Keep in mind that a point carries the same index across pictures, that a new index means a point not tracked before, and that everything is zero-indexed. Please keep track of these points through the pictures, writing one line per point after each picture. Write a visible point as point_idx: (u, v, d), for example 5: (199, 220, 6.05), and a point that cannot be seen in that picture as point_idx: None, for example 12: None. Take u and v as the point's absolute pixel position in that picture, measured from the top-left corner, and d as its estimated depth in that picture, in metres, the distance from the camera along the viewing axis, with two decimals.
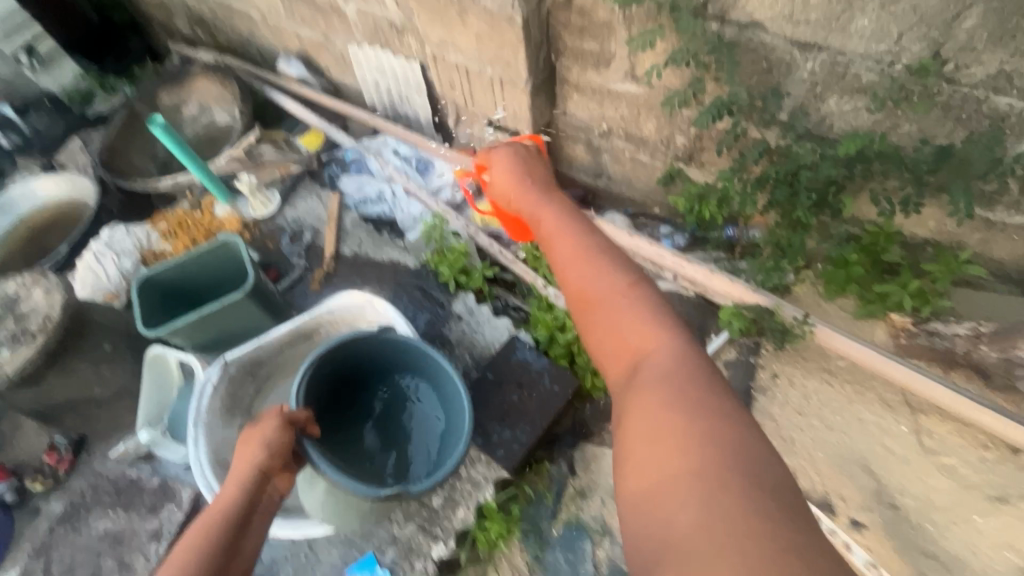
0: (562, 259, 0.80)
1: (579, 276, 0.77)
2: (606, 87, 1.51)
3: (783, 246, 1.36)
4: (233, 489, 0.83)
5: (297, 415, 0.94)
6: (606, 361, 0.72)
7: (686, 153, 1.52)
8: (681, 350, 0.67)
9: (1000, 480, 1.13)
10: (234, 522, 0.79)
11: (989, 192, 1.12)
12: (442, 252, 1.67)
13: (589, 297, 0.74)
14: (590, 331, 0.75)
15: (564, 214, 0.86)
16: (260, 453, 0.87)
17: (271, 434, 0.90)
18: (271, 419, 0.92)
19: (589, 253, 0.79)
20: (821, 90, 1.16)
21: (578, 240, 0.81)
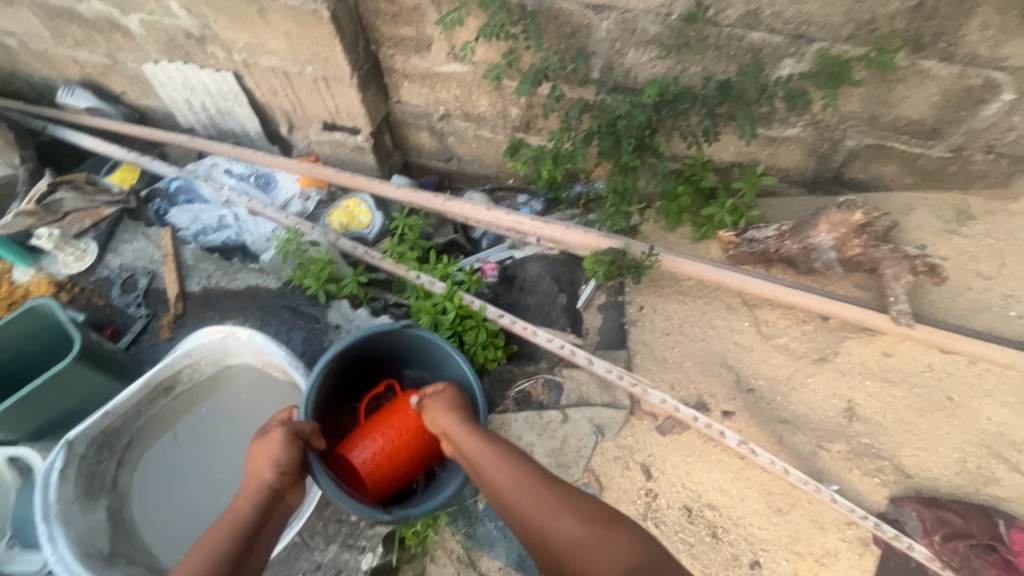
0: (516, 505, 0.86)
1: (551, 519, 0.82)
2: (433, 71, 1.53)
3: (620, 191, 1.45)
4: (247, 499, 0.92)
5: (304, 427, 1.00)
6: None
7: (523, 122, 1.59)
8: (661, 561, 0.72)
9: (821, 344, 1.37)
10: (251, 529, 0.88)
11: (765, 113, 1.33)
12: (303, 265, 1.56)
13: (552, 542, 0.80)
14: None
15: (511, 458, 0.92)
16: (270, 470, 0.94)
17: (279, 450, 0.96)
18: (275, 434, 0.97)
19: (553, 499, 0.84)
20: (620, 47, 1.29)
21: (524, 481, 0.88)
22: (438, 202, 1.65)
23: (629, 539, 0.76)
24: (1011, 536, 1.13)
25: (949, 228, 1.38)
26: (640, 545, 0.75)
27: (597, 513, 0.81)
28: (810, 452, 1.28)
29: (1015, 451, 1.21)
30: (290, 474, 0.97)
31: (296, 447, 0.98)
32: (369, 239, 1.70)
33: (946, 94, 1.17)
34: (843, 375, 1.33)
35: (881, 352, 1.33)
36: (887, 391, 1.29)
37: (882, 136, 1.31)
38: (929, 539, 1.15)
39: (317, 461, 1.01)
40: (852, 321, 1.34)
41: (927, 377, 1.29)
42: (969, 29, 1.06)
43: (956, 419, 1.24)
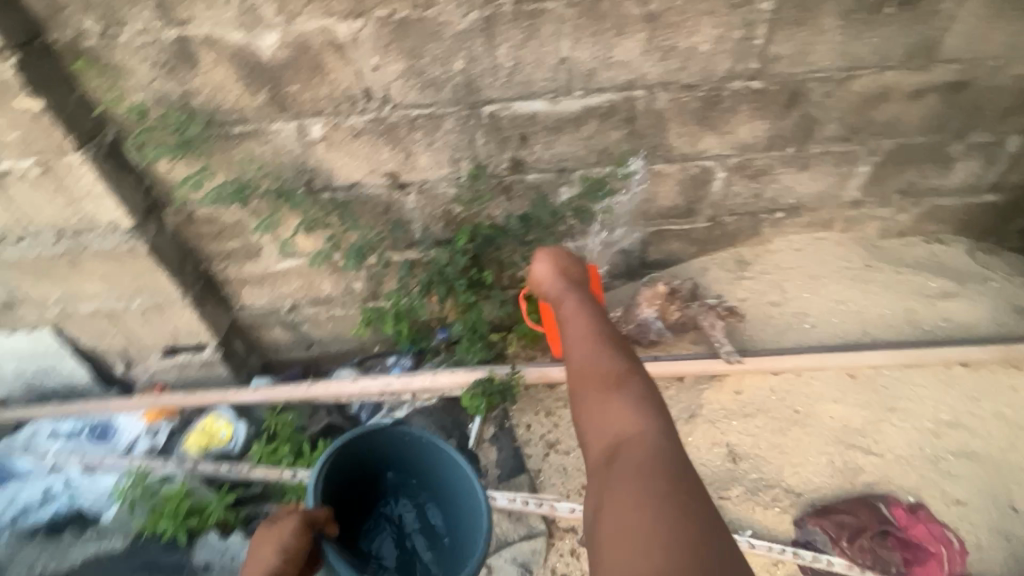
0: (574, 337, 0.92)
1: (600, 361, 0.86)
2: (269, 271, 1.60)
3: (472, 325, 1.59)
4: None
5: (317, 514, 0.91)
6: (584, 382, 0.84)
7: (369, 293, 1.67)
8: (664, 432, 0.74)
9: (687, 403, 1.49)
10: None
11: (567, 230, 1.59)
12: (156, 508, 1.42)
13: (591, 371, 0.85)
14: (592, 416, 0.80)
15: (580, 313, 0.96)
16: (274, 558, 0.86)
17: (290, 537, 0.87)
18: (288, 521, 0.89)
19: (607, 354, 0.87)
20: (429, 211, 1.48)
21: (589, 324, 0.93)
22: (302, 390, 1.64)
23: (637, 399, 0.79)
24: (894, 514, 1.25)
25: (737, 275, 1.68)
26: (651, 413, 0.77)
27: (620, 375, 0.83)
28: (717, 507, 1.33)
29: (861, 437, 1.38)
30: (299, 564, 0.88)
31: (307, 535, 0.89)
32: (234, 453, 1.58)
33: (682, 183, 1.51)
34: (713, 423, 1.45)
35: (733, 391, 1.48)
36: (753, 424, 1.43)
37: (658, 223, 1.61)
38: (840, 547, 1.23)
39: (333, 550, 0.91)
40: (697, 373, 1.51)
41: (774, 399, 1.46)
42: (671, 138, 1.40)
43: (809, 428, 1.41)
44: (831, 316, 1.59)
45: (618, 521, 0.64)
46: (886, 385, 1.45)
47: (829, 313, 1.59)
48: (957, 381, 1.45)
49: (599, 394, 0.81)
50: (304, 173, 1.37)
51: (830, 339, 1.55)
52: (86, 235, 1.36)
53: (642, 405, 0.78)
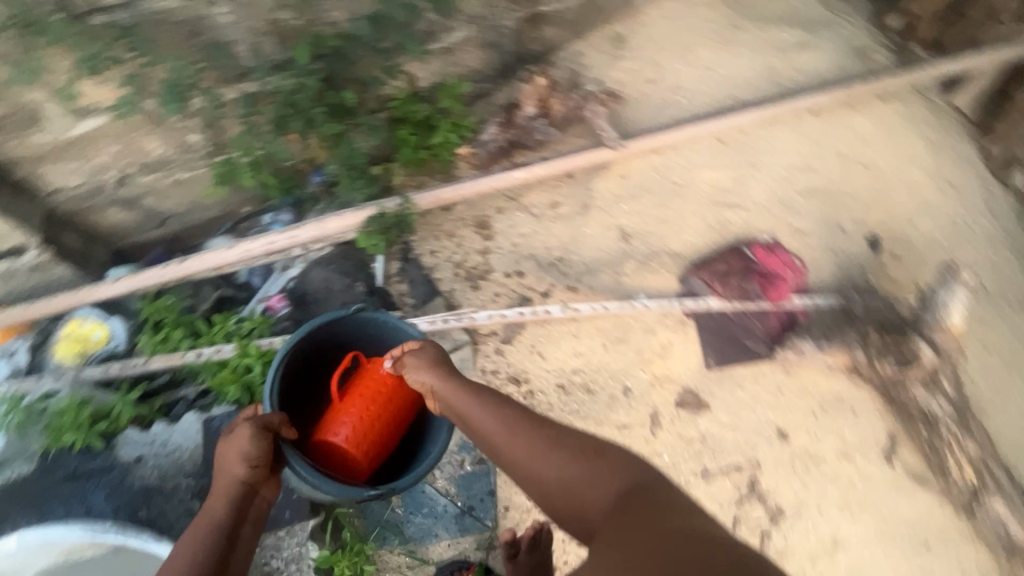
0: (495, 440, 0.82)
1: (534, 457, 0.77)
2: (66, 139, 1.24)
3: (347, 160, 1.43)
4: (222, 502, 0.89)
5: (274, 418, 0.92)
6: (541, 490, 0.76)
7: (212, 144, 1.41)
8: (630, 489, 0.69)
9: (579, 197, 1.53)
10: (228, 526, 0.86)
11: (428, 28, 1.38)
12: (52, 426, 1.30)
13: (536, 475, 0.76)
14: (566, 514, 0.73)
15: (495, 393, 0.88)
16: (241, 467, 0.89)
17: (248, 445, 0.89)
18: (244, 429, 0.90)
19: (537, 444, 0.78)
20: (252, 25, 1.21)
21: (496, 413, 0.84)
22: (174, 268, 1.44)
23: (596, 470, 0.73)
24: (755, 253, 1.45)
25: (611, 56, 1.62)
26: (612, 477, 0.71)
27: (583, 446, 0.76)
28: (615, 282, 1.47)
29: (730, 195, 1.53)
30: (265, 468, 0.92)
31: (267, 439, 0.91)
32: (121, 351, 1.44)
33: None
34: (605, 210, 1.52)
35: (620, 177, 1.53)
36: (641, 204, 1.52)
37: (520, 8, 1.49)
38: (715, 289, 1.43)
39: (293, 451, 0.93)
40: (586, 166, 1.52)
41: (656, 176, 1.53)
42: None
43: (689, 197, 1.52)
44: (702, 84, 1.61)
45: None
46: (749, 144, 1.56)
47: (701, 82, 1.61)
48: (808, 127, 1.58)
49: (562, 481, 0.74)
50: None
51: (701, 108, 1.59)
52: None
53: (614, 473, 0.72)
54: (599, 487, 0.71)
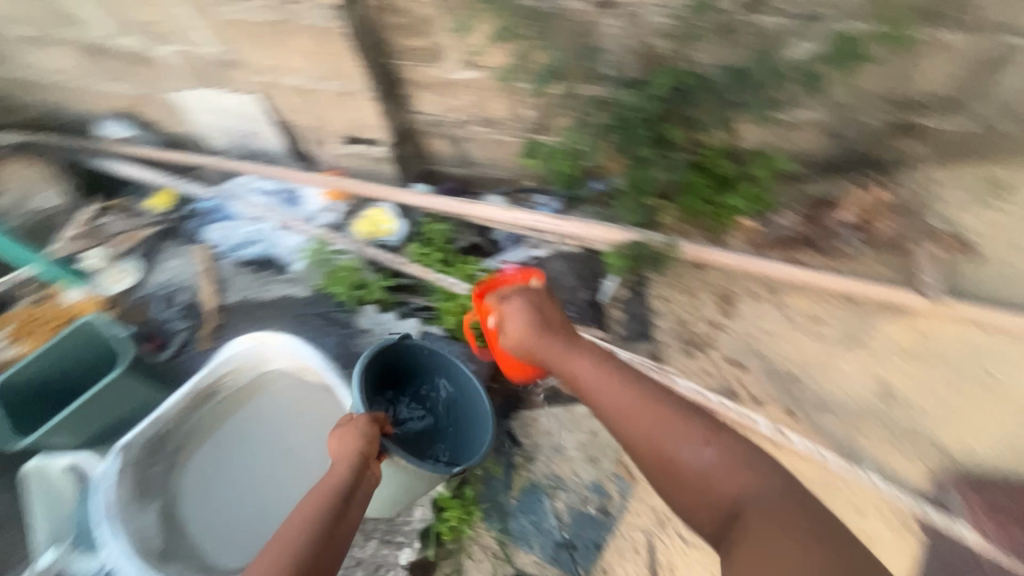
0: (600, 396, 0.84)
1: (647, 438, 0.76)
2: (447, 80, 1.55)
3: (637, 183, 1.48)
4: (340, 472, 0.89)
5: (381, 414, 1.02)
6: (643, 457, 0.76)
7: (537, 123, 1.59)
8: (757, 482, 0.68)
9: (851, 327, 1.39)
10: (343, 495, 0.85)
11: (781, 99, 1.33)
12: (332, 272, 1.66)
13: (657, 455, 0.74)
14: (681, 492, 0.72)
15: (588, 358, 0.89)
16: (359, 441, 0.94)
17: (365, 425, 0.98)
18: (360, 416, 0.99)
19: (665, 414, 0.76)
20: (630, 42, 1.31)
21: (609, 376, 0.85)
22: (460, 205, 1.68)
23: (704, 431, 0.74)
24: None
25: (973, 200, 1.45)
26: (737, 446, 0.72)
27: (709, 428, 0.74)
28: (843, 433, 1.30)
29: None
30: (376, 448, 0.97)
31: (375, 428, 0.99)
32: (393, 246, 1.72)
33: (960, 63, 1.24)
34: (876, 355, 1.35)
35: (919, 332, 1.35)
36: (929, 372, 1.32)
37: (893, 112, 1.38)
38: (977, 519, 1.18)
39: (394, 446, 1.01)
40: (881, 302, 1.37)
41: (963, 352, 1.32)
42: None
43: (994, 394, 1.28)
44: None
45: None
46: None
47: None
48: None
49: (681, 476, 0.72)
50: None
51: None
52: (299, 8, 1.36)
53: (729, 447, 0.71)
54: (727, 480, 0.70)
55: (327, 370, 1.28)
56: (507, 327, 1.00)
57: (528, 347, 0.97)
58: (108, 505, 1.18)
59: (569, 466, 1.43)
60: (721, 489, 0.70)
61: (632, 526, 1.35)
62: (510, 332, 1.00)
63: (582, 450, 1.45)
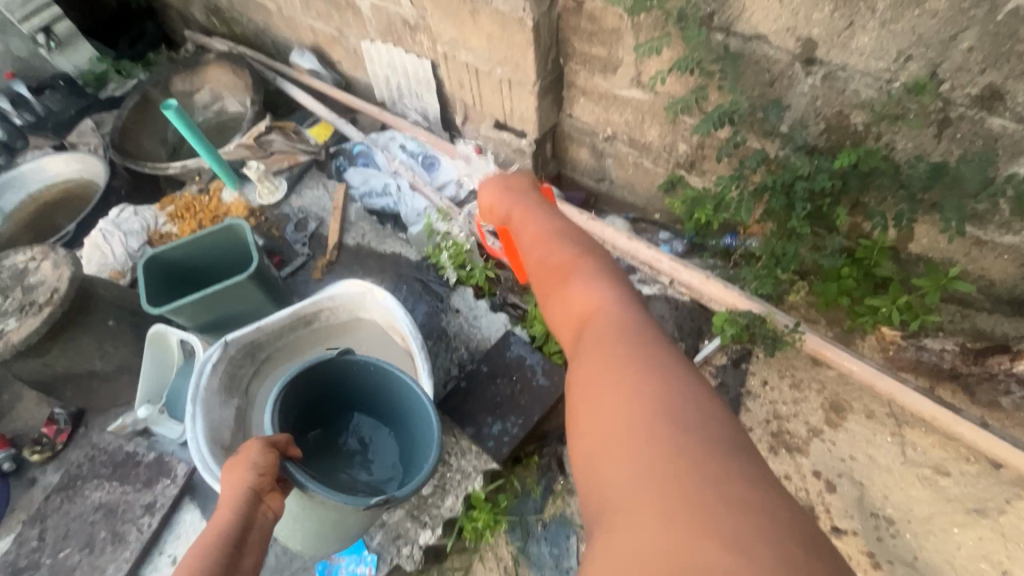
0: (531, 241, 0.86)
1: (551, 255, 0.81)
2: (612, 93, 1.52)
3: (777, 256, 1.36)
4: (224, 515, 0.79)
5: (281, 437, 0.95)
6: (563, 330, 0.75)
7: (688, 160, 1.51)
8: (631, 317, 0.69)
9: (980, 494, 1.19)
10: (234, 539, 0.77)
11: (981, 211, 1.15)
12: (443, 245, 1.71)
13: (545, 267, 0.80)
14: (557, 302, 0.77)
15: (542, 216, 0.91)
16: (250, 474, 0.85)
17: (257, 454, 0.89)
18: (253, 443, 0.91)
19: (562, 246, 0.82)
20: (821, 105, 1.19)
21: (544, 222, 0.89)
22: (582, 219, 1.63)
23: (601, 280, 0.75)
24: None
25: None
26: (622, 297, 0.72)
27: (589, 249, 0.81)
28: None
29: None
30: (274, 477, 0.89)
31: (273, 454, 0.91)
32: None
33: None
34: (1006, 540, 1.14)
35: None
36: None
37: None
38: None
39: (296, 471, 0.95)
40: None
41: None
42: None
43: None
44: None
45: (603, 423, 0.58)
46: None
47: None
48: None
49: (563, 283, 0.77)
50: (711, 3, 1.17)
51: None
52: None
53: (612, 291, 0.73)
54: (598, 302, 0.72)
55: (413, 338, 1.29)
56: (480, 195, 1.05)
57: (493, 208, 1.02)
58: (200, 387, 1.27)
59: None
60: (590, 307, 0.72)
61: None
62: (483, 202, 1.05)
63: None
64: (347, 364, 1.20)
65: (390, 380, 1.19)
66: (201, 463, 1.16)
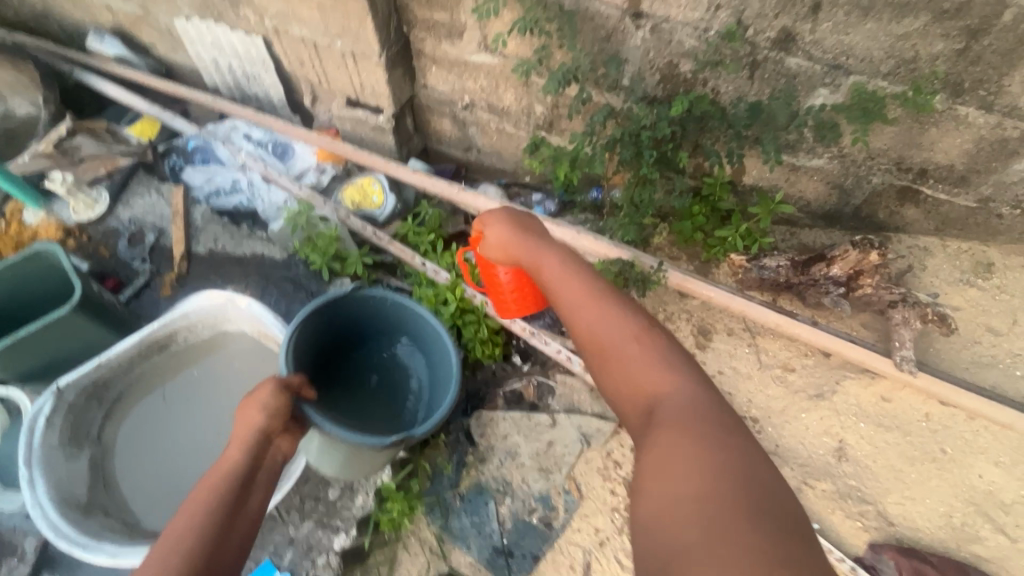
0: (569, 300, 0.83)
1: (604, 324, 0.79)
2: (462, 59, 1.49)
3: (637, 202, 1.43)
4: (235, 451, 0.82)
5: (293, 380, 0.94)
6: (625, 404, 0.75)
7: (546, 121, 1.54)
8: (697, 392, 0.69)
9: (820, 381, 1.40)
10: (242, 481, 0.79)
11: (792, 141, 1.32)
12: (312, 240, 1.55)
13: (598, 337, 0.78)
14: (614, 375, 0.76)
15: (579, 271, 0.87)
16: (260, 416, 0.86)
17: (270, 395, 0.88)
18: (265, 383, 0.90)
19: (615, 312, 0.80)
20: (654, 57, 1.27)
21: (585, 281, 0.85)
22: (453, 191, 1.61)
23: (659, 354, 0.74)
24: None
25: (964, 278, 1.44)
26: (684, 371, 0.72)
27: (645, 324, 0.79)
28: (796, 487, 1.31)
29: (1000, 509, 1.25)
30: (283, 419, 0.89)
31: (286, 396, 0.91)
32: (379, 220, 1.67)
33: (979, 142, 1.19)
34: (839, 415, 1.36)
35: (879, 396, 1.37)
36: (887, 438, 1.33)
37: (893, 175, 1.33)
38: None
39: (311, 413, 0.96)
40: (850, 360, 1.39)
41: (923, 426, 1.33)
42: (1011, 80, 1.07)
43: (946, 473, 1.29)
44: None
45: (667, 489, 0.59)
46: None
47: None
48: None
49: (618, 357, 0.76)
50: None
51: (1018, 395, 1.33)
52: None
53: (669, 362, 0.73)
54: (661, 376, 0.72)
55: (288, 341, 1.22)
56: (488, 234, 0.99)
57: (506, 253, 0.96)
58: (33, 446, 1.09)
59: (520, 473, 1.41)
60: (653, 384, 0.72)
61: (571, 542, 1.34)
62: (492, 243, 0.99)
63: (535, 459, 1.43)
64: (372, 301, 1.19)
65: (411, 317, 1.20)
66: (54, 531, 1.03)
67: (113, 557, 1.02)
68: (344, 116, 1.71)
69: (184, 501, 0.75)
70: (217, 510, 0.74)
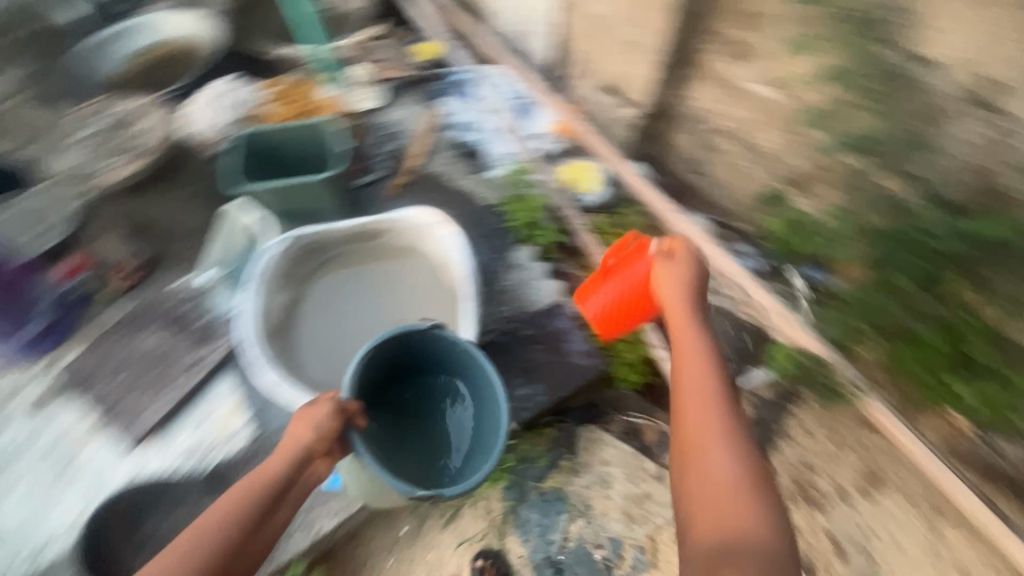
0: (683, 393, 0.88)
1: (701, 429, 0.83)
2: (739, 83, 1.40)
3: (864, 306, 1.25)
4: (281, 460, 0.95)
5: (347, 406, 1.01)
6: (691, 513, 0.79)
7: (799, 178, 1.39)
8: (766, 542, 0.71)
9: None
10: (275, 493, 0.92)
11: None
12: (518, 198, 1.70)
13: (693, 438, 0.83)
14: (690, 482, 0.81)
15: (708, 365, 0.90)
16: (310, 434, 0.96)
17: (322, 419, 0.98)
18: (326, 402, 1.00)
19: (718, 421, 0.83)
20: (979, 159, 1.05)
21: (705, 378, 0.89)
22: (668, 209, 1.52)
23: (741, 488, 0.76)
24: None
25: None
26: (760, 513, 0.74)
27: (744, 449, 0.81)
28: None
29: None
30: (327, 444, 0.98)
31: (336, 422, 0.99)
32: (586, 206, 1.64)
33: None
34: None
35: None
36: None
37: None
38: None
39: (357, 440, 1.03)
40: None
41: None
42: None
43: None
44: None
45: None
46: None
47: None
48: None
49: (701, 469, 0.80)
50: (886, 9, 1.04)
51: None
52: None
53: (748, 500, 0.75)
54: (738, 512, 0.75)
55: (470, 282, 1.32)
56: (659, 280, 1.06)
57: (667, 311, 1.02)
58: (263, 271, 1.33)
59: (605, 504, 1.36)
60: (726, 513, 0.75)
61: None
62: (660, 290, 1.05)
63: (625, 500, 1.37)
64: (443, 339, 1.19)
65: (477, 369, 1.19)
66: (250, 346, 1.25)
67: (277, 384, 1.22)
68: (597, 99, 1.74)
69: (236, 487, 0.92)
70: (245, 516, 0.88)
